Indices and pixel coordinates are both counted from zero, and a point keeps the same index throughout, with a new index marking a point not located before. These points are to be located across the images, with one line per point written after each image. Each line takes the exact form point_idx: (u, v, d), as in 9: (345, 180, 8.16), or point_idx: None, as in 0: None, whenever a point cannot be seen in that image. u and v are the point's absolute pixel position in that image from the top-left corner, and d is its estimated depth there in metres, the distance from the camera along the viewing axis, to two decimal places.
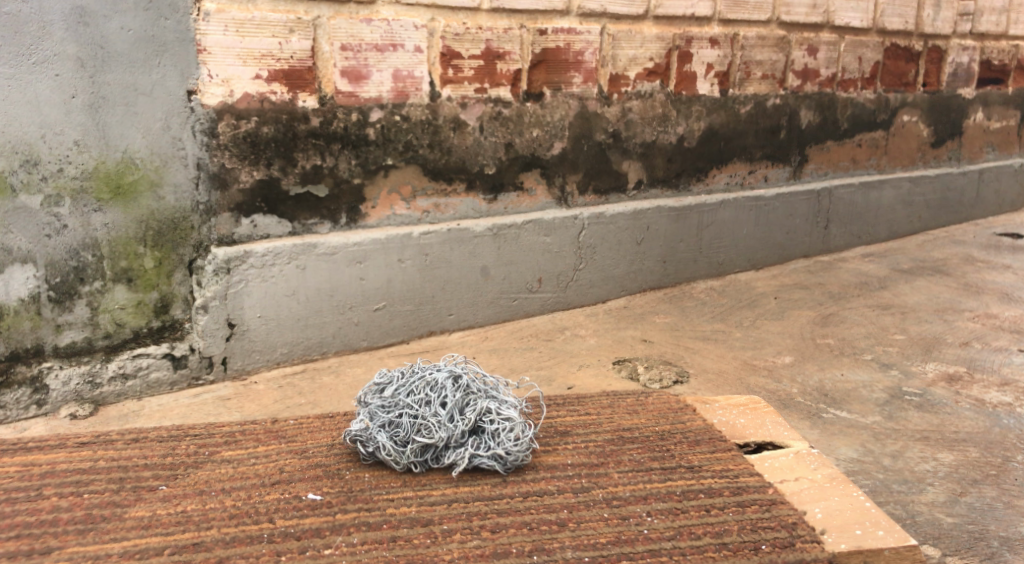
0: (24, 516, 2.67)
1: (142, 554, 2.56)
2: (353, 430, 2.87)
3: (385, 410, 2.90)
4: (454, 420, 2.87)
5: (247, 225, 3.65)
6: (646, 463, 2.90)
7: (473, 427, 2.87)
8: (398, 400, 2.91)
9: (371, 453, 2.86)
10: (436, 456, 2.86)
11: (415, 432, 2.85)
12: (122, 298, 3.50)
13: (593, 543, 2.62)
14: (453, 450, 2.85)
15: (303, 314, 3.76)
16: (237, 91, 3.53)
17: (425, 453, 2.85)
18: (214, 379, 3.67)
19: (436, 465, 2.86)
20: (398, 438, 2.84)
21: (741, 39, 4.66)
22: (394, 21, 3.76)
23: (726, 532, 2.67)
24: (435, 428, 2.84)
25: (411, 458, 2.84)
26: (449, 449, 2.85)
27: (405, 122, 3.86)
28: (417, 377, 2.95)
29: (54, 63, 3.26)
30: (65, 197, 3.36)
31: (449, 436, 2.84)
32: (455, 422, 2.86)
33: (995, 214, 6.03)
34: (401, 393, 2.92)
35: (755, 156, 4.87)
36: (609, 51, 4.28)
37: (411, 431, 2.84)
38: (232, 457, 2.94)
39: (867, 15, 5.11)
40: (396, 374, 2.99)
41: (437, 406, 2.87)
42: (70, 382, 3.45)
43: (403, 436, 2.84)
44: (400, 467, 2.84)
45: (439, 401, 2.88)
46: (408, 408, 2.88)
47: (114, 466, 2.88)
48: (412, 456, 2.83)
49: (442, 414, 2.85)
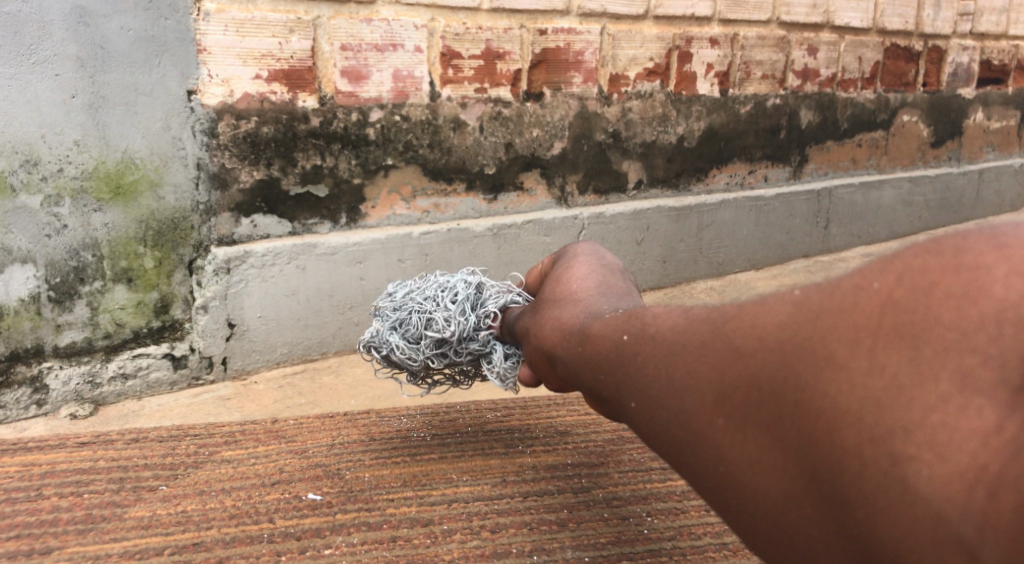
0: (24, 516, 2.63)
1: (143, 554, 2.50)
2: (365, 337, 2.72)
3: (392, 309, 2.72)
4: (466, 313, 2.68)
5: (247, 225, 3.67)
6: (646, 463, 2.83)
7: (487, 320, 2.70)
8: (408, 300, 2.72)
9: (387, 357, 2.69)
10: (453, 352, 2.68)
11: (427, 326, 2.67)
12: (123, 298, 3.51)
13: (593, 543, 2.53)
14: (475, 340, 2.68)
15: (303, 314, 3.82)
16: (237, 91, 3.53)
17: (442, 348, 2.66)
18: (214, 379, 3.71)
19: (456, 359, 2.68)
20: (411, 335, 2.66)
21: (741, 39, 4.64)
22: (394, 21, 3.74)
23: (726, 532, 2.56)
24: (446, 322, 2.64)
25: (427, 354, 2.66)
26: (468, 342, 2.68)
27: (405, 122, 3.86)
28: (427, 280, 2.77)
29: (54, 63, 3.24)
30: (65, 197, 3.35)
31: (463, 328, 2.66)
32: (467, 316, 2.68)
33: (995, 214, 6.07)
34: (411, 294, 2.73)
35: (755, 156, 4.87)
36: (609, 51, 4.26)
37: (421, 327, 2.65)
38: (232, 456, 2.91)
39: (867, 15, 5.08)
40: (407, 281, 2.82)
41: (447, 302, 2.69)
42: (71, 382, 3.47)
43: (414, 332, 2.66)
44: (418, 364, 2.66)
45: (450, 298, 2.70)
46: (418, 306, 2.69)
47: (114, 466, 2.85)
48: (428, 352, 2.65)
49: (453, 309, 2.66)
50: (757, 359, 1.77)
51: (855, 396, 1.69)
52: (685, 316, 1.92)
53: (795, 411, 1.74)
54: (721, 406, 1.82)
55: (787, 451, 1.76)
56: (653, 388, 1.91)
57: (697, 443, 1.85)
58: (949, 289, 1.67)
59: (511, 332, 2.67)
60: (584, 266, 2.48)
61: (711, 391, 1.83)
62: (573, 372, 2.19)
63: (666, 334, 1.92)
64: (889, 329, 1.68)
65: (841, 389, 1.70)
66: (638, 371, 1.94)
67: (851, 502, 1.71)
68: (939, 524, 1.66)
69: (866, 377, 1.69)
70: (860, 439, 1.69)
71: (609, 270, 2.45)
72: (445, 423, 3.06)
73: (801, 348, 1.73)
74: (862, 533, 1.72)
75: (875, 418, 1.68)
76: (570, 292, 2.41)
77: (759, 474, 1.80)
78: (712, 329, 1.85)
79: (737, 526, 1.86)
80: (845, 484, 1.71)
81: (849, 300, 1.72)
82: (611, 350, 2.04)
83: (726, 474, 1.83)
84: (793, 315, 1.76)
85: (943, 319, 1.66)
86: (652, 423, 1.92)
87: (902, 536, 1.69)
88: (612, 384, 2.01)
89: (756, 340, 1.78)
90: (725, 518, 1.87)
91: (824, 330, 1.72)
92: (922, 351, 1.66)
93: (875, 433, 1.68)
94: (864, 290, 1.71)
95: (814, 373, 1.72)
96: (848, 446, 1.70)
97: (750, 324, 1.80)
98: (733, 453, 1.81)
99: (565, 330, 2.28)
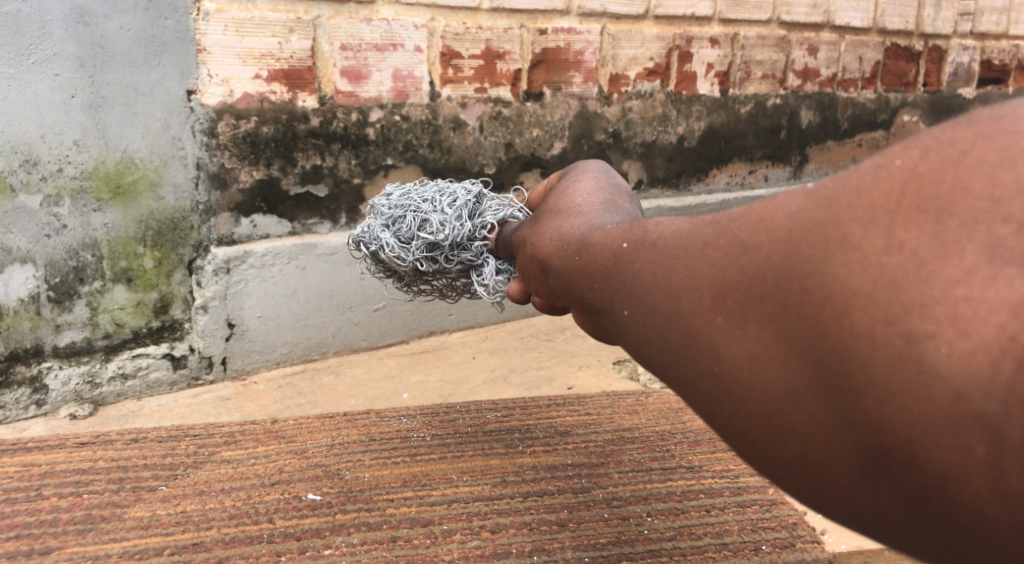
0: (24, 516, 2.62)
1: (143, 554, 2.49)
2: (356, 232, 2.66)
3: (389, 207, 2.66)
4: (462, 219, 2.60)
5: (247, 225, 3.68)
6: (647, 464, 2.82)
7: (484, 231, 2.59)
8: (407, 201, 2.66)
9: (376, 254, 2.62)
10: (444, 258, 2.60)
11: (420, 228, 2.60)
12: (122, 298, 3.51)
13: (593, 543, 2.52)
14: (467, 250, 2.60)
15: (303, 314, 3.83)
16: (237, 91, 3.52)
17: (432, 252, 2.59)
18: (214, 379, 3.72)
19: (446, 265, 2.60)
20: (403, 234, 2.59)
21: (741, 39, 4.63)
22: (394, 21, 3.73)
23: (726, 532, 2.55)
24: (439, 225, 2.57)
25: (417, 256, 2.59)
26: (460, 250, 2.60)
27: (405, 122, 3.86)
28: (431, 187, 2.71)
29: (54, 63, 3.23)
30: (65, 197, 3.35)
31: (455, 234, 2.58)
32: (463, 222, 2.60)
33: None
34: (411, 196, 2.67)
35: (755, 156, 4.88)
36: (609, 51, 4.25)
37: (414, 227, 2.59)
38: (232, 457, 2.90)
39: (867, 15, 5.05)
40: (411, 186, 2.75)
41: (445, 206, 2.61)
42: (71, 382, 3.48)
43: (406, 232, 2.59)
44: (406, 266, 2.59)
45: (448, 203, 2.63)
46: (415, 207, 2.63)
47: (114, 466, 2.84)
48: (417, 253, 2.58)
49: (449, 213, 2.59)
50: (764, 252, 1.62)
51: (868, 275, 1.53)
52: (689, 220, 1.77)
53: (804, 301, 1.57)
54: (720, 303, 1.66)
55: (789, 342, 1.59)
56: (649, 292, 1.74)
57: (693, 346, 1.68)
58: (982, 156, 1.53)
59: (504, 244, 2.56)
60: (590, 182, 2.25)
61: (710, 287, 1.67)
62: (562, 283, 1.99)
63: (666, 236, 1.76)
64: (910, 205, 1.54)
65: (852, 272, 1.54)
66: (634, 277, 1.78)
67: (858, 390, 1.54)
68: (955, 399, 1.48)
69: (881, 255, 1.53)
70: (874, 320, 1.52)
71: (617, 189, 2.21)
72: (445, 423, 3.06)
73: (812, 234, 1.58)
74: (867, 425, 1.54)
75: (891, 297, 1.51)
76: (572, 205, 2.17)
77: (758, 370, 1.63)
78: (717, 229, 1.70)
79: (731, 434, 1.68)
80: (854, 374, 1.54)
81: (865, 183, 1.58)
82: (606, 259, 1.86)
83: (721, 376, 1.66)
84: (806, 206, 1.61)
85: (973, 188, 1.52)
86: (645, 329, 1.75)
87: (907, 422, 1.51)
88: (604, 293, 1.84)
89: (764, 232, 1.63)
90: (718, 428, 1.69)
91: (840, 212, 1.58)
92: (947, 225, 1.51)
93: (888, 312, 1.51)
94: (885, 169, 1.58)
95: (826, 257, 1.56)
96: (859, 328, 1.53)
97: (760, 218, 1.65)
98: (730, 351, 1.65)
99: (560, 239, 2.05)
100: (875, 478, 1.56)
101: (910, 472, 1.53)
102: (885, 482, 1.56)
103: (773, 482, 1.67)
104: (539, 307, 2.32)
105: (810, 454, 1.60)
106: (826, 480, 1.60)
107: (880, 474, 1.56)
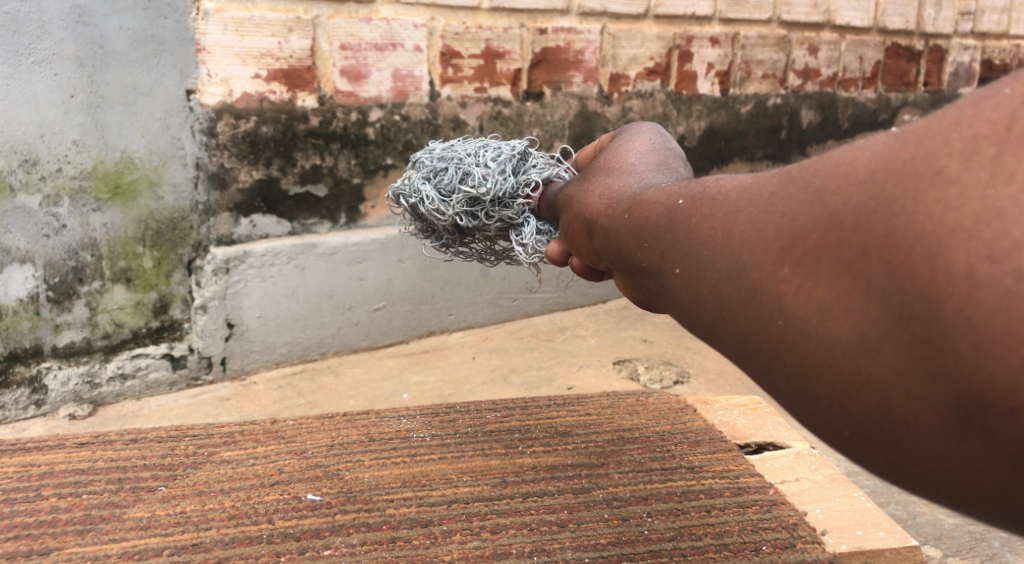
0: (24, 516, 2.62)
1: (142, 554, 2.48)
2: (395, 185, 2.56)
3: (430, 160, 2.56)
4: (505, 175, 2.50)
5: (247, 225, 3.68)
6: (647, 464, 2.81)
7: (526, 189, 2.49)
8: (450, 154, 2.56)
9: (414, 208, 2.53)
10: (484, 215, 2.50)
11: (461, 181, 2.50)
12: (122, 298, 3.52)
13: (593, 543, 2.51)
14: (507, 209, 2.49)
15: (303, 314, 3.82)
16: (236, 90, 3.51)
17: (473, 207, 2.49)
18: (213, 379, 3.72)
19: (484, 223, 2.50)
20: (444, 187, 2.49)
21: (741, 38, 4.61)
22: (393, 21, 3.71)
23: (726, 532, 2.55)
24: (483, 178, 2.47)
25: (456, 211, 2.49)
26: (501, 208, 2.49)
27: (405, 122, 3.86)
28: (473, 143, 2.61)
29: (52, 63, 3.22)
30: (64, 197, 3.34)
31: (498, 189, 2.48)
32: (506, 177, 2.50)
33: None
34: (453, 150, 2.57)
35: (755, 156, 4.88)
36: (609, 51, 4.23)
37: (457, 179, 2.49)
38: (231, 456, 2.89)
39: (868, 15, 5.03)
40: (453, 142, 2.66)
41: (488, 159, 2.52)
42: (70, 382, 3.48)
43: (448, 185, 2.49)
44: (445, 220, 2.49)
45: (491, 157, 2.53)
46: (457, 159, 2.53)
47: (114, 466, 2.83)
48: (457, 207, 2.47)
49: (493, 166, 2.49)
50: (841, 196, 1.55)
51: (969, 210, 1.47)
52: (752, 174, 1.68)
53: (889, 245, 1.51)
54: (788, 253, 1.58)
55: (868, 290, 1.52)
56: (705, 244, 1.66)
57: (758, 298, 1.60)
58: None
59: (547, 206, 2.46)
60: (643, 141, 2.14)
61: (777, 237, 1.59)
62: (608, 242, 1.89)
63: (731, 189, 1.68)
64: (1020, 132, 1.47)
65: (949, 208, 1.48)
66: (692, 233, 1.69)
67: (952, 336, 1.47)
68: None
69: (985, 187, 1.47)
70: (974, 256, 1.46)
71: (671, 149, 2.10)
72: (445, 423, 3.05)
73: (898, 175, 1.52)
74: (958, 372, 1.47)
75: (997, 230, 1.45)
76: (623, 164, 2.08)
77: (830, 320, 1.55)
78: (785, 178, 1.62)
79: (791, 394, 1.60)
80: (947, 316, 1.47)
81: (965, 116, 1.52)
82: (660, 216, 1.76)
83: (787, 328, 1.58)
84: (888, 147, 1.55)
85: None
86: (698, 288, 1.66)
87: (1010, 366, 1.44)
88: (654, 250, 1.74)
89: (841, 177, 1.56)
90: (777, 387, 1.61)
91: (933, 147, 1.51)
92: None
93: (994, 249, 1.45)
94: (991, 99, 1.51)
95: (922, 194, 1.50)
96: (954, 266, 1.46)
97: (836, 164, 1.58)
98: (797, 304, 1.57)
99: (613, 198, 1.95)
100: (962, 432, 1.49)
101: (1006, 422, 1.46)
102: (974, 436, 1.49)
103: (836, 445, 1.59)
104: (577, 269, 2.25)
105: (886, 410, 1.53)
106: (902, 437, 1.53)
107: (970, 427, 1.48)
